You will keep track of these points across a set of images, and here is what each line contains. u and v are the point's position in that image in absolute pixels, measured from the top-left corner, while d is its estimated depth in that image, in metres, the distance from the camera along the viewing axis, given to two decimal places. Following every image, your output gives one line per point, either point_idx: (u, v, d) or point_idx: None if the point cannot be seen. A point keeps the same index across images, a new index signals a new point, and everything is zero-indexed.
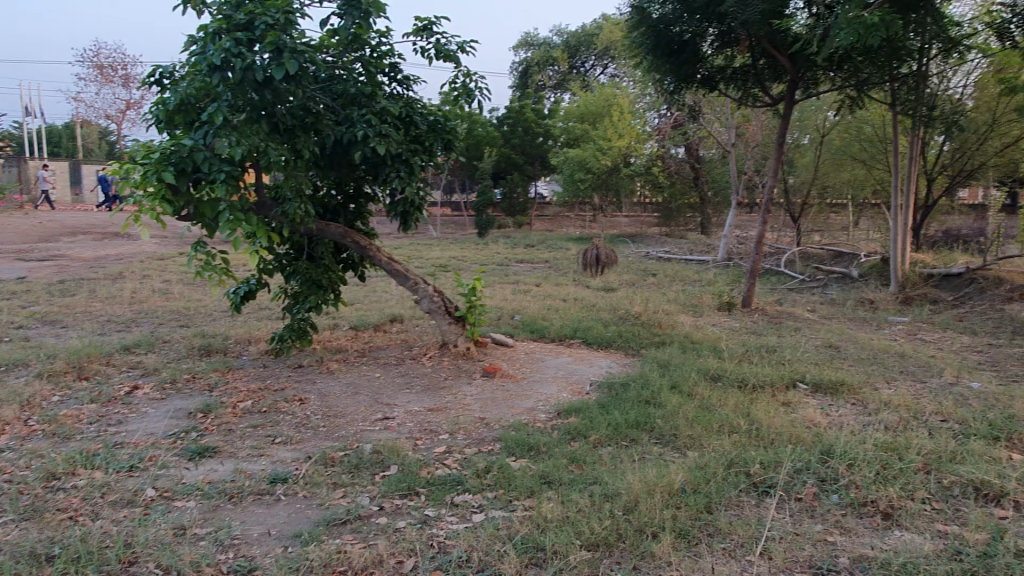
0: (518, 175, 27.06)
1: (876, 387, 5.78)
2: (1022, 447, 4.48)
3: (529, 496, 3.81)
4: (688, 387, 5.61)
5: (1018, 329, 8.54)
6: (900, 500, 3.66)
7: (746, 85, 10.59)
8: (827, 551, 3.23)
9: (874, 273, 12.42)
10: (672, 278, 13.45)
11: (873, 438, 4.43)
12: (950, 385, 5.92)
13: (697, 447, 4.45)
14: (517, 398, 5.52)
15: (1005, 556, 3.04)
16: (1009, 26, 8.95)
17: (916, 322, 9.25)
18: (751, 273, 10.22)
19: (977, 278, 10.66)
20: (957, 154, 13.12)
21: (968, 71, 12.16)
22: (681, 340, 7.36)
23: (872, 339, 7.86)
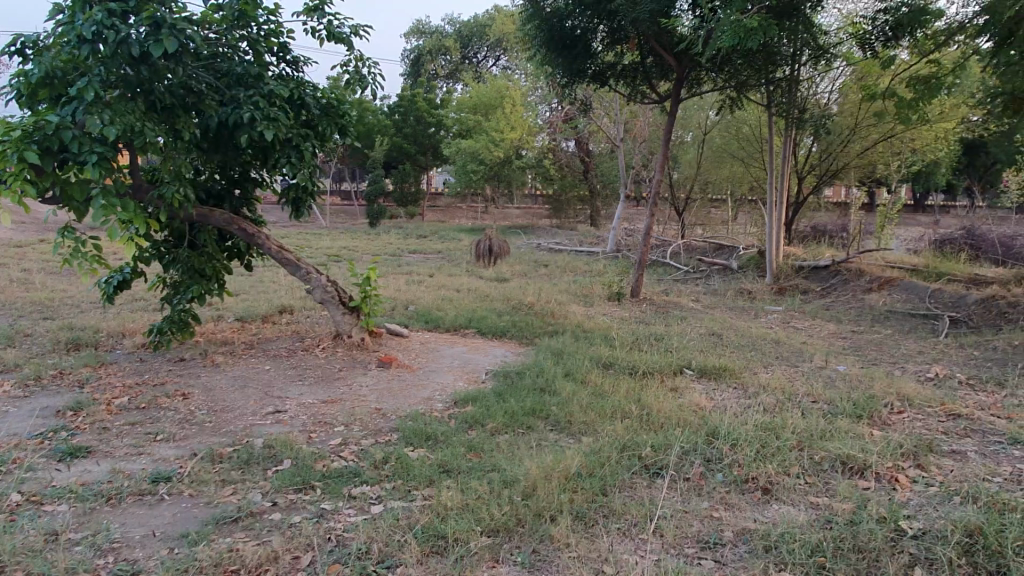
0: (410, 165, 26.74)
1: (754, 372, 6.14)
2: (882, 424, 4.89)
3: (428, 486, 3.80)
4: (581, 375, 5.75)
5: (876, 317, 9.30)
6: (778, 476, 3.91)
7: (634, 82, 10.93)
8: (713, 526, 3.41)
9: (752, 265, 13.16)
10: (564, 269, 13.72)
11: (753, 420, 4.70)
12: (819, 369, 6.37)
13: (592, 433, 4.57)
14: (413, 388, 5.47)
15: (870, 523, 3.31)
16: (870, 36, 9.67)
17: (789, 311, 9.89)
18: (639, 265, 10.58)
19: (841, 270, 11.52)
20: (824, 155, 14.09)
21: (834, 78, 13.06)
22: (573, 330, 7.53)
23: (751, 327, 8.33)
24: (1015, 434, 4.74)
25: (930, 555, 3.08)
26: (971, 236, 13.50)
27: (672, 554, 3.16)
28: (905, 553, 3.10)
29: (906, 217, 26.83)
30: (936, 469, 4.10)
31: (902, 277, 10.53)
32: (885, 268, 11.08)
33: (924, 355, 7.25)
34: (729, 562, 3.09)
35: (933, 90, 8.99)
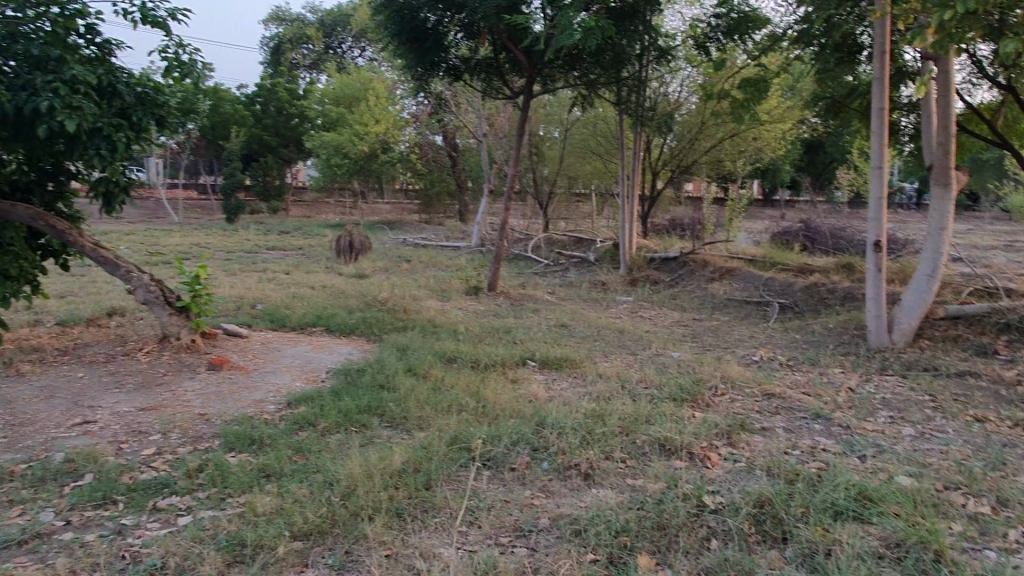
0: (272, 158, 25.66)
1: (594, 361, 6.35)
2: (702, 406, 5.19)
3: (245, 492, 3.63)
4: (423, 370, 5.73)
5: (715, 304, 9.88)
6: (598, 460, 4.05)
7: (489, 77, 11.01)
8: (531, 513, 3.48)
9: (608, 257, 13.63)
10: (426, 264, 13.64)
11: (584, 407, 4.85)
12: (655, 356, 6.69)
13: (426, 428, 4.56)
14: (245, 390, 5.24)
15: (675, 501, 3.48)
16: (707, 40, 10.23)
17: (638, 302, 10.31)
18: (497, 259, 10.68)
19: (688, 261, 12.15)
20: (675, 152, 14.77)
21: (683, 79, 13.64)
22: (423, 325, 7.51)
23: (599, 318, 8.62)
24: (818, 409, 5.16)
25: (725, 528, 3.28)
26: (804, 228, 14.62)
27: (486, 545, 3.19)
28: (704, 527, 3.29)
29: (754, 212, 28.77)
30: (744, 446, 4.39)
31: (740, 267, 11.23)
32: (725, 258, 11.75)
33: (752, 339, 7.77)
34: (541, 548, 3.16)
35: (762, 92, 9.60)
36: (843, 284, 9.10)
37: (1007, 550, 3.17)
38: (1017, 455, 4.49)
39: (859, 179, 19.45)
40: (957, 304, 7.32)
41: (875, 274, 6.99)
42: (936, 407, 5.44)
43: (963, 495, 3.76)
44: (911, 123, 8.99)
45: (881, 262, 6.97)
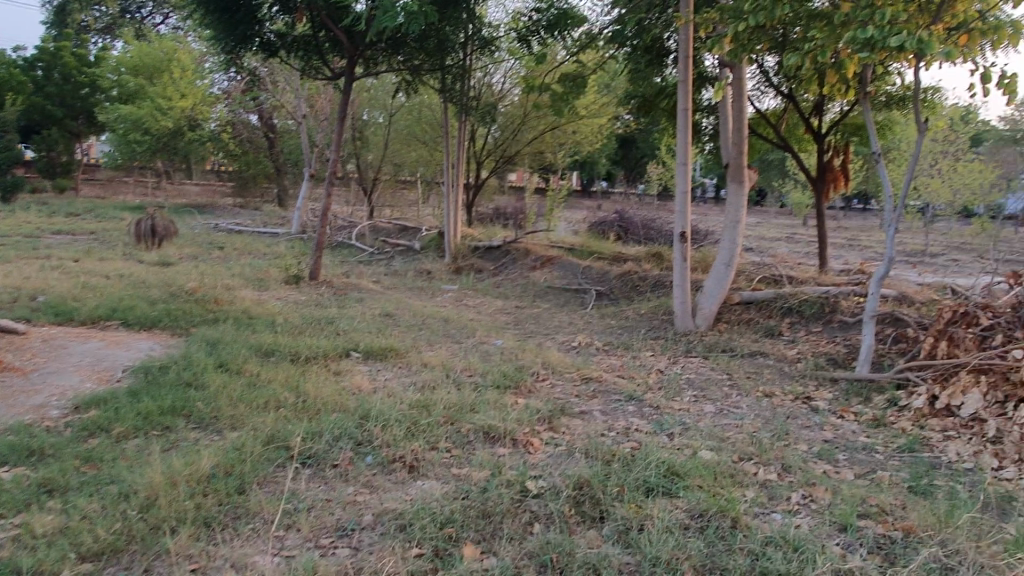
0: (57, 130, 22.89)
1: (419, 350, 6.29)
2: (525, 392, 5.30)
3: (22, 511, 3.19)
4: (235, 364, 5.36)
5: (537, 292, 10.18)
6: (423, 451, 4.01)
7: (307, 56, 10.51)
8: (353, 511, 3.36)
9: (433, 246, 13.61)
10: (240, 251, 12.83)
11: (408, 398, 4.78)
12: (480, 344, 6.75)
13: (239, 427, 4.26)
14: (21, 394, 4.60)
15: (499, 488, 3.52)
16: (529, 34, 10.47)
17: (463, 290, 10.37)
18: (318, 246, 10.25)
19: (511, 249, 12.42)
20: (499, 142, 15.02)
21: (506, 70, 13.92)
22: (236, 316, 7.05)
23: (424, 306, 8.57)
24: (631, 391, 5.47)
25: (547, 511, 3.37)
26: (619, 219, 15.46)
27: (305, 548, 3.04)
28: (527, 512, 3.36)
29: (572, 203, 30.08)
30: (564, 430, 4.54)
31: (560, 256, 11.66)
32: (546, 247, 12.14)
33: (571, 325, 8.09)
34: (364, 546, 3.06)
35: (581, 88, 9.98)
36: (652, 272, 9.74)
37: (790, 511, 3.54)
38: (797, 426, 5.04)
39: (666, 173, 20.90)
40: (750, 291, 8.09)
41: (681, 263, 7.53)
42: (731, 385, 5.97)
43: (755, 464, 4.15)
44: (711, 123, 9.78)
45: (686, 251, 7.52)
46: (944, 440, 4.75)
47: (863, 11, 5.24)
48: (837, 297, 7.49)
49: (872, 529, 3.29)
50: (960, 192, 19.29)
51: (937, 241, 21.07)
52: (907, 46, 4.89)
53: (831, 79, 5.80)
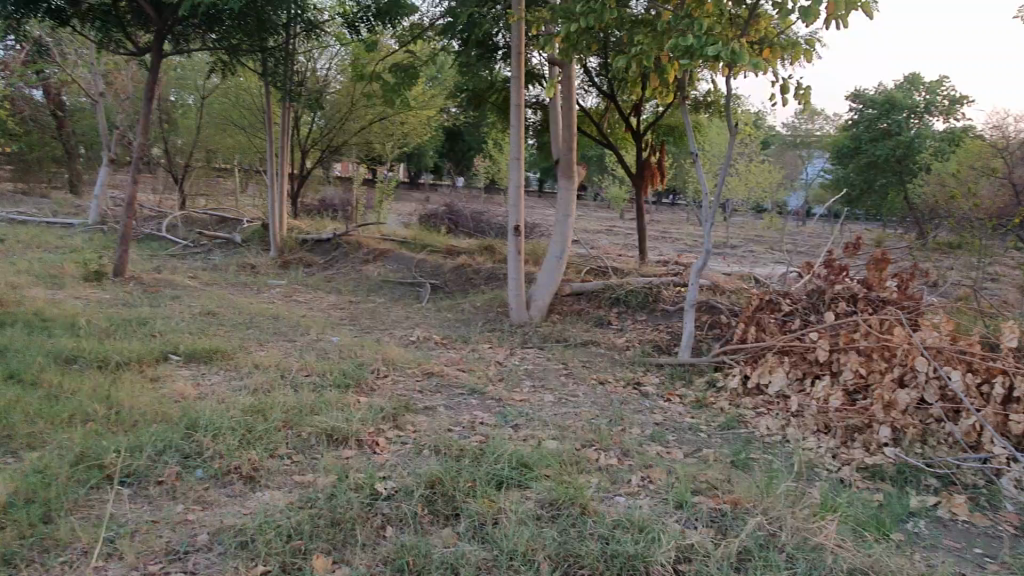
0: None
1: (248, 351, 5.90)
2: (367, 391, 5.14)
3: None
4: (30, 375, 4.70)
5: (370, 286, 9.94)
6: (261, 460, 3.75)
7: (104, 28, 9.40)
8: (186, 532, 3.07)
9: (256, 239, 12.84)
10: (26, 245, 11.32)
11: (240, 403, 4.45)
12: (314, 342, 6.45)
13: (40, 448, 3.74)
14: None
15: (348, 493, 3.37)
16: (357, 20, 10.14)
17: (291, 285, 9.87)
18: (123, 239, 9.28)
19: (341, 242, 12.03)
20: (325, 131, 14.48)
21: (331, 56, 13.44)
22: (27, 319, 6.19)
23: (249, 303, 8.04)
24: (473, 384, 5.48)
25: (399, 513, 3.28)
26: (449, 212, 15.50)
27: None
28: (379, 516, 3.25)
29: (400, 194, 29.75)
30: (410, 427, 4.45)
31: (392, 249, 11.45)
32: (378, 240, 11.88)
33: (409, 320, 7.98)
34: (202, 570, 2.81)
35: (411, 79, 9.84)
36: (486, 265, 9.85)
37: (632, 494, 3.73)
38: (631, 411, 5.33)
39: (493, 166, 21.25)
40: (580, 282, 8.43)
41: (516, 256, 7.66)
42: (568, 374, 6.18)
43: (596, 451, 4.31)
44: (538, 120, 10.06)
45: (520, 244, 7.66)
46: (757, 417, 5.24)
47: (682, 20, 5.55)
48: (659, 287, 7.99)
49: (705, 504, 3.53)
50: (754, 191, 21.66)
51: (734, 233, 23.29)
52: (721, 56, 5.23)
53: (654, 82, 6.11)
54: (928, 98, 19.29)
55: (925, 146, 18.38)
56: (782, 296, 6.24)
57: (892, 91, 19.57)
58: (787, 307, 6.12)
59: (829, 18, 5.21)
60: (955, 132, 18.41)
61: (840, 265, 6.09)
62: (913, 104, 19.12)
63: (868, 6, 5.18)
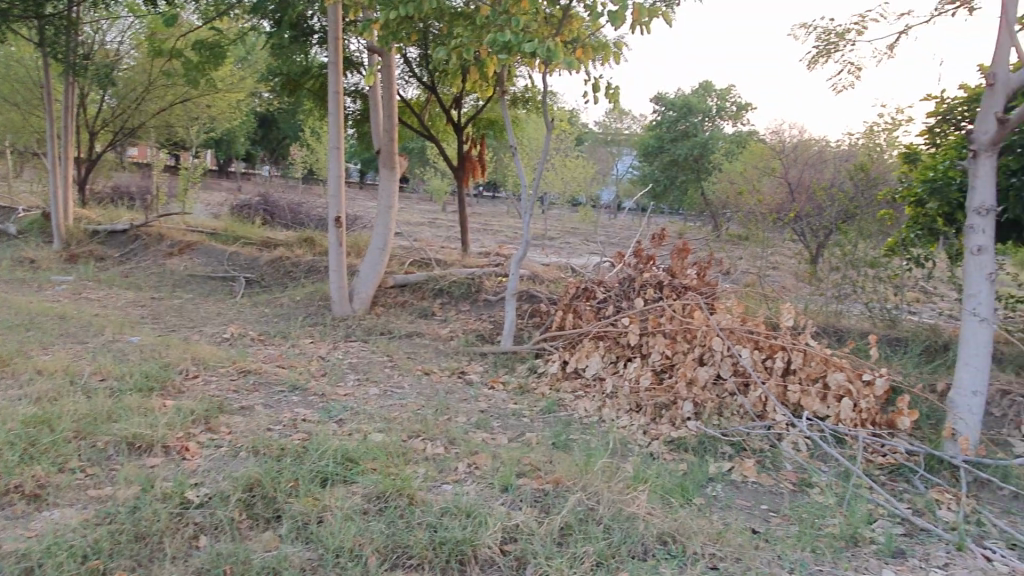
0: None
1: (28, 356, 5.23)
2: (174, 393, 4.76)
3: None
4: None
5: (175, 281, 9.20)
6: (48, 476, 3.36)
7: None
8: None
9: (36, 230, 11.41)
10: None
11: (21, 414, 3.94)
12: (111, 343, 5.86)
13: None
14: None
15: (155, 504, 3.12)
16: None
17: (80, 281, 8.89)
18: None
19: (140, 234, 11.02)
20: (118, 110, 13.17)
21: (123, 29, 12.24)
22: None
23: (29, 302, 7.14)
24: (293, 381, 5.26)
25: (213, 520, 3.09)
26: (264, 203, 14.72)
27: None
28: (190, 525, 3.04)
29: (208, 182, 27.80)
30: (225, 429, 4.18)
31: (200, 241, 10.67)
32: (183, 232, 11.02)
33: (220, 316, 7.49)
34: None
35: (218, 59, 9.20)
36: (305, 257, 9.48)
37: (458, 481, 3.78)
38: (456, 400, 5.38)
39: (311, 155, 20.49)
40: (403, 274, 8.37)
41: (336, 248, 7.43)
42: (393, 366, 6.12)
43: (423, 441, 4.31)
44: (357, 108, 9.83)
45: (341, 236, 7.44)
46: (576, 399, 5.51)
47: (500, 16, 5.63)
48: (482, 278, 8.14)
49: (529, 485, 3.66)
50: (569, 184, 22.60)
51: (552, 226, 24.28)
52: (537, 53, 5.39)
53: (474, 75, 6.16)
54: (718, 104, 21.56)
55: (717, 147, 20.25)
56: (596, 284, 6.58)
57: (689, 95, 21.33)
58: (601, 294, 6.46)
59: (634, 23, 5.54)
60: (741, 135, 20.46)
61: (647, 254, 6.52)
62: (707, 108, 21.00)
63: (668, 14, 5.58)
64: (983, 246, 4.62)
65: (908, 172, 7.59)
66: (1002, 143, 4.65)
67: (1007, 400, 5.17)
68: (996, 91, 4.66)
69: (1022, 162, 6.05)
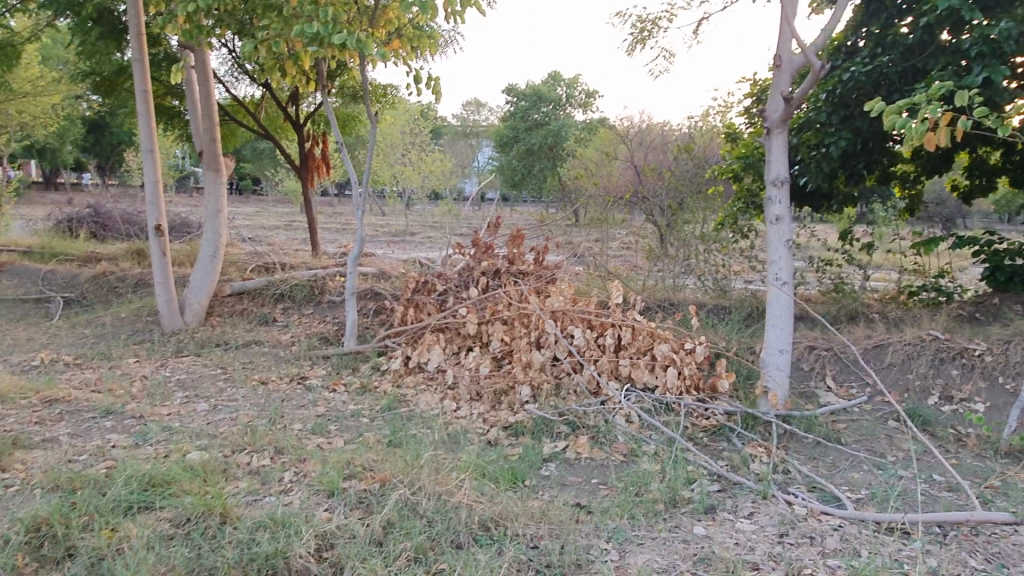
0: None
1: None
2: None
3: None
4: None
5: None
6: None
7: None
8: None
9: None
10: None
11: None
12: None
13: None
14: None
15: None
16: None
17: None
18: None
19: None
20: None
21: None
22: None
23: None
24: (107, 405, 4.87)
25: None
26: (91, 214, 13.59)
27: None
28: None
29: (31, 197, 25.36)
30: (19, 466, 3.79)
31: (11, 261, 9.70)
32: None
33: (31, 341, 6.83)
34: None
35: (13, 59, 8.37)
36: (133, 271, 8.83)
37: (282, 491, 3.62)
38: (292, 407, 5.18)
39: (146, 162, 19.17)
40: (240, 281, 7.98)
41: (160, 258, 6.95)
42: (226, 378, 5.81)
43: (248, 454, 4.10)
44: (181, 108, 9.25)
45: (164, 245, 6.97)
46: (417, 394, 5.46)
47: (308, 7, 5.45)
48: (324, 279, 7.92)
49: (354, 487, 3.57)
50: (428, 178, 22.33)
51: (414, 221, 24.06)
52: (348, 44, 5.28)
53: (290, 69, 5.94)
54: (567, 92, 22.10)
55: (569, 134, 20.73)
56: (436, 277, 6.54)
57: (539, 85, 21.80)
58: (441, 287, 6.43)
59: (447, 13, 5.53)
60: (591, 122, 21.13)
61: (485, 243, 6.54)
62: (557, 98, 21.55)
63: (481, 4, 5.61)
64: (781, 216, 4.98)
65: (728, 150, 8.09)
66: (790, 119, 5.02)
67: (813, 354, 5.63)
68: (782, 71, 5.02)
69: (818, 136, 6.58)
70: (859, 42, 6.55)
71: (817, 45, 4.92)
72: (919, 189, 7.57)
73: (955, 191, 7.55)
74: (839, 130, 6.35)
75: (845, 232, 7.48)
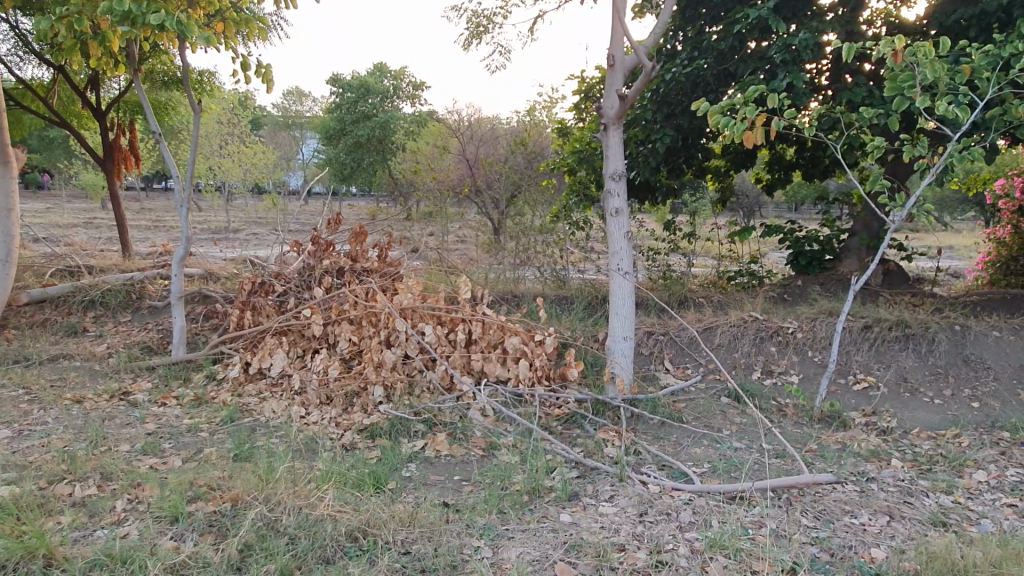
0: None
1: None
2: None
3: None
4: None
5: None
6: None
7: None
8: None
9: None
10: None
11: None
12: None
13: None
14: None
15: None
16: None
17: None
18: None
19: None
20: None
21: None
22: None
23: None
24: None
25: None
26: None
27: None
28: None
29: None
30: None
31: None
32: None
33: None
34: None
35: None
36: None
37: (117, 522, 3.24)
38: (115, 426, 4.65)
39: None
40: (38, 288, 7.05)
41: None
42: (30, 400, 5.10)
43: (69, 484, 3.63)
44: None
45: None
46: (261, 403, 5.13)
47: None
48: (142, 282, 7.29)
49: (202, 510, 3.28)
50: (249, 170, 21.13)
51: (235, 217, 22.65)
52: (167, 25, 4.79)
53: (94, 50, 5.34)
54: (394, 83, 21.77)
55: (398, 126, 20.43)
56: (274, 277, 6.20)
57: (364, 76, 21.35)
58: (280, 288, 6.10)
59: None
60: (419, 115, 20.90)
61: (324, 240, 6.25)
62: (383, 89, 21.14)
63: None
64: (619, 209, 5.19)
65: (560, 145, 8.34)
66: (624, 116, 5.24)
67: (651, 339, 5.98)
68: (616, 70, 5.24)
69: (646, 132, 6.96)
70: (676, 46, 7.00)
71: (647, 46, 5.18)
72: (729, 181, 8.18)
73: (759, 184, 8.26)
74: (664, 127, 6.76)
75: (670, 222, 7.98)
